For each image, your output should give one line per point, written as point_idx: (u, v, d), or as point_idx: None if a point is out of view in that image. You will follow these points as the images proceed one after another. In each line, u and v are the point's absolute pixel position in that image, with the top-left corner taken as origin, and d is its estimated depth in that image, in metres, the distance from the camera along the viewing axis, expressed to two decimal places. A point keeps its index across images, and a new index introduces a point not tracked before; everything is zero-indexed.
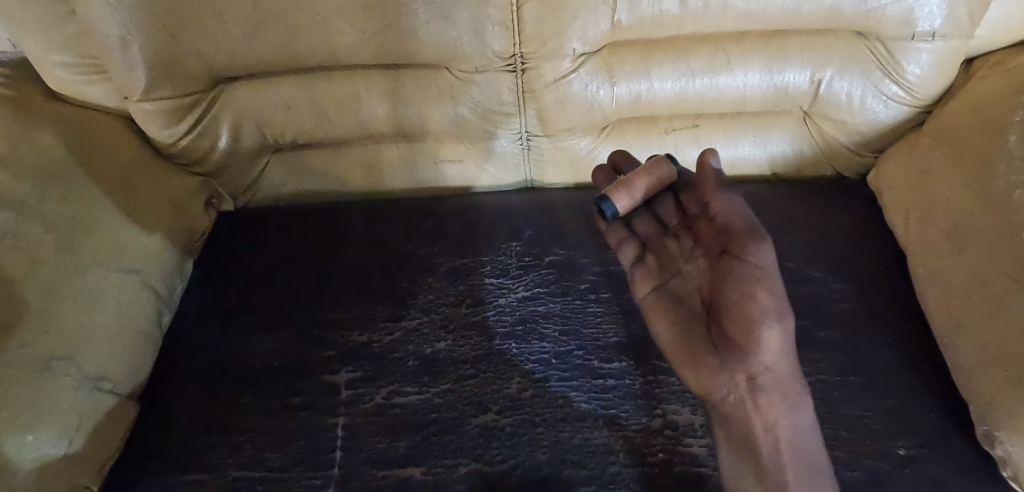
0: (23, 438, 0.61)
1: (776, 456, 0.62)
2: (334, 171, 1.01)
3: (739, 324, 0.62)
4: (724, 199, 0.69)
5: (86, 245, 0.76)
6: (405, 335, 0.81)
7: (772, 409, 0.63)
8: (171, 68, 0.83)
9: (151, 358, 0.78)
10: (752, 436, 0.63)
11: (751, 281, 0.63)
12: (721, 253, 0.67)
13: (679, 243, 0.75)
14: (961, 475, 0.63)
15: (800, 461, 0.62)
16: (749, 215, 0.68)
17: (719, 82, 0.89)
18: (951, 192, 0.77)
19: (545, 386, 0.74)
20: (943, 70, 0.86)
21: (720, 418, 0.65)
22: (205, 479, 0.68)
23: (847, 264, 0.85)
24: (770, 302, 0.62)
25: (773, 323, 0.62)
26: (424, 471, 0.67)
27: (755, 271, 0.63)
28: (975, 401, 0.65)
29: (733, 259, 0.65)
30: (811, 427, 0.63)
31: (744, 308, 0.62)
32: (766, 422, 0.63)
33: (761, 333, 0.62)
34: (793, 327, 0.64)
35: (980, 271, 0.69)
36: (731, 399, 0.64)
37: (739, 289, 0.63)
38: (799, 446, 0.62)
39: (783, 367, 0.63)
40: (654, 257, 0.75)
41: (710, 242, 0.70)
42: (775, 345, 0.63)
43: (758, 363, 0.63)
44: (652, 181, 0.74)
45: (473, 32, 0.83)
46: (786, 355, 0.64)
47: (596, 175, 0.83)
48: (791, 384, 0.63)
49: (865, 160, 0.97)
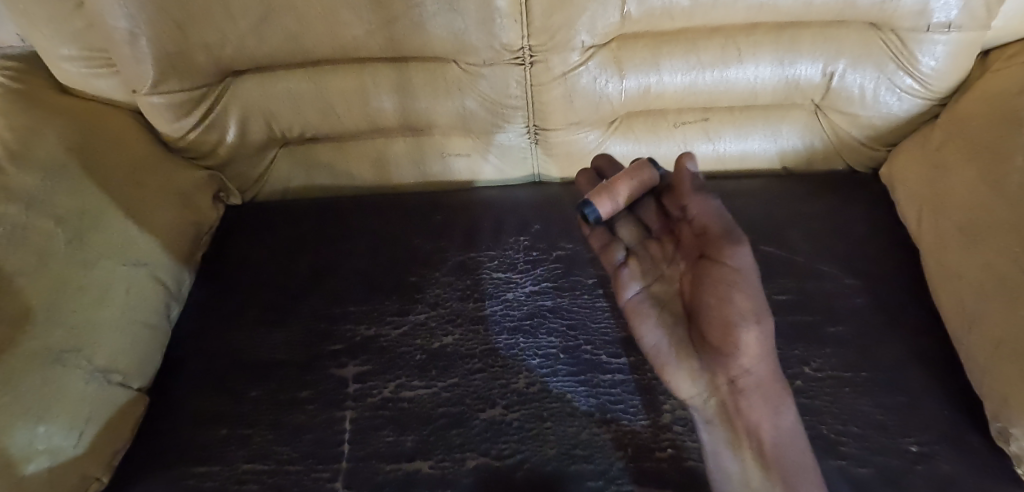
0: (34, 429, 0.62)
1: (761, 458, 0.62)
2: (341, 165, 1.01)
3: (717, 327, 0.62)
4: (699, 201, 0.67)
5: (97, 237, 0.76)
6: (413, 329, 0.81)
7: (754, 412, 0.63)
8: (179, 61, 0.83)
9: (161, 351, 0.78)
10: (738, 438, 0.63)
11: (727, 284, 0.62)
12: (699, 256, 0.66)
13: (661, 247, 0.73)
14: (974, 472, 0.63)
15: (787, 463, 0.61)
16: (725, 215, 0.66)
17: (729, 75, 0.88)
18: (966, 186, 0.76)
19: (552, 381, 0.74)
20: (958, 62, 0.85)
21: (704, 420, 0.65)
22: (214, 472, 0.68)
23: (859, 259, 0.84)
24: (747, 305, 0.62)
25: (752, 325, 0.62)
26: (432, 465, 0.67)
27: (732, 275, 0.62)
28: (989, 397, 0.64)
29: (709, 263, 0.64)
30: (797, 428, 0.63)
31: (722, 312, 0.62)
32: (749, 425, 0.63)
33: (739, 336, 0.61)
34: (772, 328, 0.63)
35: (995, 266, 0.68)
36: (711, 403, 0.65)
37: (716, 292, 0.62)
38: (785, 448, 0.61)
39: (764, 369, 0.63)
40: (635, 260, 0.73)
41: (689, 245, 0.69)
42: (755, 348, 0.62)
43: (737, 367, 0.63)
44: (634, 185, 0.73)
45: (482, 25, 0.82)
46: (766, 358, 0.63)
47: (580, 180, 0.84)
48: (772, 386, 0.63)
49: (878, 154, 0.96)
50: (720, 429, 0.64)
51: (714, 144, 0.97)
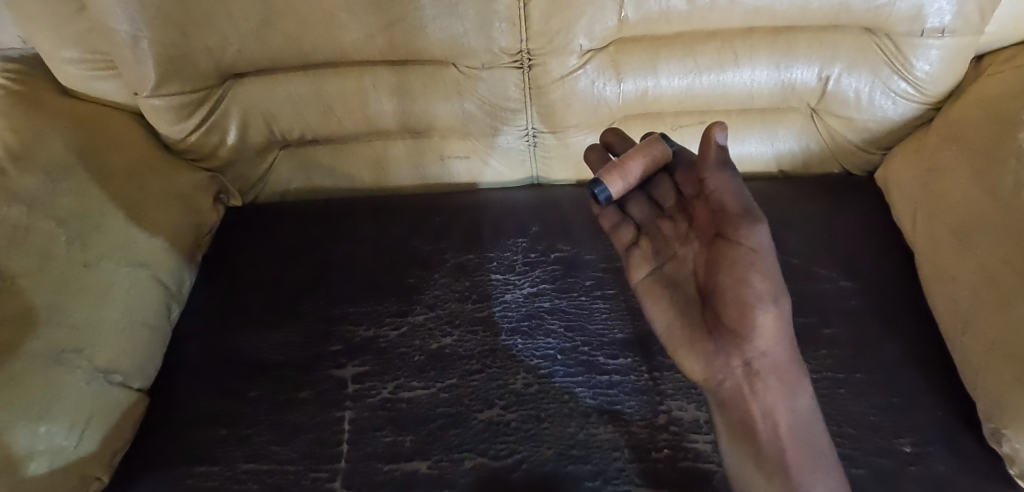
0: (35, 429, 0.62)
1: (776, 441, 0.62)
2: (340, 166, 1.01)
3: (733, 308, 0.63)
4: (719, 176, 0.66)
5: (98, 238, 0.77)
6: (412, 330, 0.81)
7: (770, 395, 0.63)
8: (180, 64, 0.84)
9: (161, 351, 0.79)
10: (752, 422, 0.63)
11: (744, 264, 0.63)
12: (715, 235, 0.67)
13: (674, 226, 0.74)
14: (967, 473, 0.63)
15: (802, 446, 0.62)
16: (743, 192, 0.65)
17: (726, 79, 0.89)
18: (959, 189, 0.77)
19: (550, 382, 0.75)
20: (952, 66, 0.85)
21: (717, 403, 0.66)
22: (214, 471, 0.69)
23: (855, 262, 0.85)
24: (763, 286, 0.63)
25: (768, 306, 0.63)
26: (430, 465, 0.68)
27: (748, 255, 0.63)
28: (982, 399, 0.65)
29: (726, 243, 0.65)
30: (811, 410, 0.64)
31: (738, 292, 0.63)
32: (764, 409, 0.63)
33: (756, 317, 0.62)
34: (788, 309, 0.64)
35: (988, 268, 0.69)
36: (728, 385, 0.64)
37: (732, 273, 0.63)
38: (798, 431, 0.63)
39: (780, 351, 0.64)
40: (648, 241, 0.74)
41: (705, 224, 0.70)
42: (771, 330, 0.63)
43: (753, 349, 0.63)
44: (648, 162, 0.74)
45: (481, 29, 0.83)
46: (782, 338, 0.64)
47: (589, 154, 0.82)
48: (788, 368, 0.64)
49: (873, 157, 0.97)
50: (732, 412, 0.65)
51: None
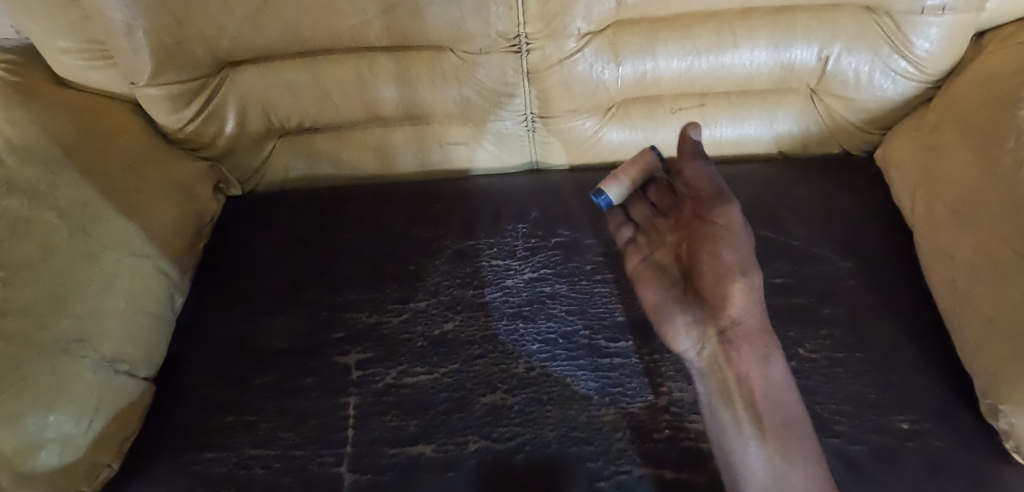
0: (44, 418, 0.63)
1: (752, 407, 0.64)
2: (340, 154, 1.01)
3: (709, 279, 0.68)
4: (694, 164, 0.74)
5: (99, 228, 0.77)
6: (414, 316, 0.82)
7: (744, 362, 0.66)
8: (176, 52, 0.83)
9: (165, 341, 0.79)
10: (728, 388, 0.65)
11: (716, 240, 0.69)
12: (694, 219, 0.73)
13: (667, 220, 0.77)
14: (963, 448, 0.64)
15: (777, 413, 0.64)
16: (716, 178, 0.73)
17: (725, 60, 0.88)
18: (959, 167, 0.77)
19: (552, 365, 0.75)
20: (952, 43, 0.85)
21: (696, 373, 0.67)
22: (221, 457, 0.69)
23: (853, 242, 0.85)
24: (735, 258, 0.68)
25: (739, 277, 0.67)
26: (434, 448, 0.69)
27: (722, 231, 0.69)
28: (979, 375, 0.65)
29: (702, 222, 0.71)
30: (786, 380, 0.65)
31: (713, 264, 0.68)
32: (740, 375, 0.65)
33: (727, 285, 0.67)
34: (760, 282, 0.68)
35: (986, 246, 0.69)
36: (705, 353, 0.67)
37: (707, 248, 0.69)
38: (773, 398, 0.64)
39: (752, 320, 0.67)
40: (643, 237, 0.78)
41: (685, 212, 0.75)
42: (742, 297, 0.67)
43: (726, 316, 0.67)
44: (640, 167, 0.79)
45: (478, 12, 0.82)
46: (754, 309, 0.67)
47: None
48: (760, 337, 0.66)
49: (873, 137, 0.96)
50: (711, 380, 0.66)
51: (711, 129, 0.98)
